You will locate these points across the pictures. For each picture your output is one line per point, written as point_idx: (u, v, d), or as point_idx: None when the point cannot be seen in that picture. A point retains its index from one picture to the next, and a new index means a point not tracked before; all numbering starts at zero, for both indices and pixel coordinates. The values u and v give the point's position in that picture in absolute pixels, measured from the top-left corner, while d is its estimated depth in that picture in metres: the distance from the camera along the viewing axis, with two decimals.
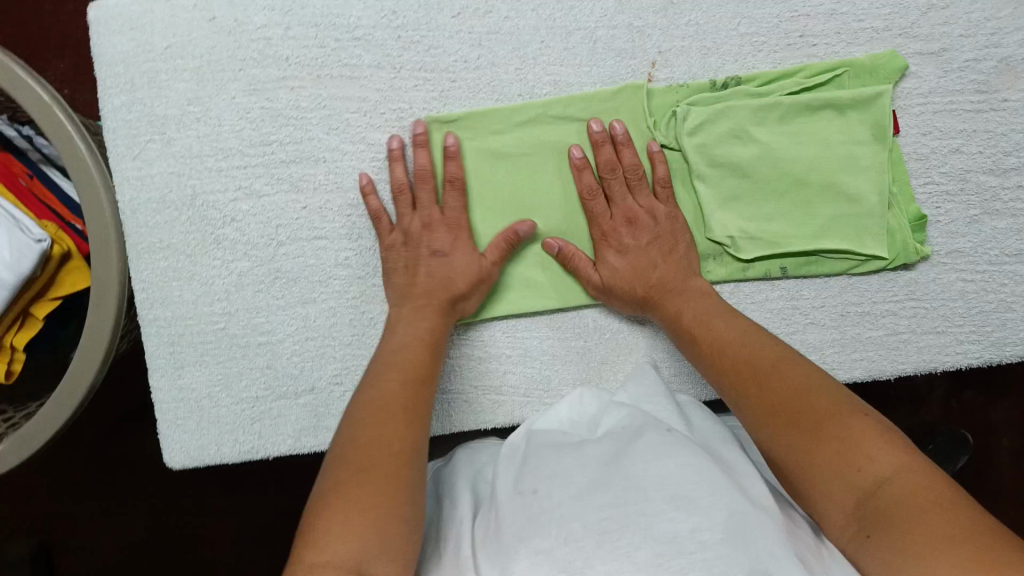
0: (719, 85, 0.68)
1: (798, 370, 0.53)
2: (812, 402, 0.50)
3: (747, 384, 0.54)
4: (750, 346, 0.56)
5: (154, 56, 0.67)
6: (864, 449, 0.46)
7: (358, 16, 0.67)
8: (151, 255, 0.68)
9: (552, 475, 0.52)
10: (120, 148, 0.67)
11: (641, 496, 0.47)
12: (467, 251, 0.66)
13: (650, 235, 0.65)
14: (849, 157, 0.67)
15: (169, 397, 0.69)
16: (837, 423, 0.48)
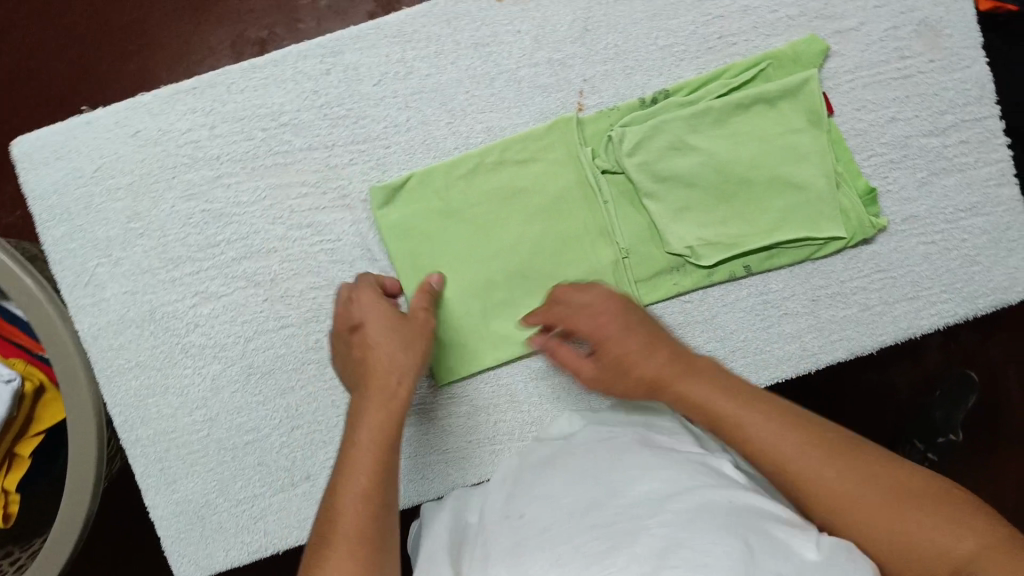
0: (649, 101, 0.67)
1: (843, 443, 0.50)
2: (882, 496, 0.48)
3: (806, 478, 0.49)
4: (800, 431, 0.51)
5: (85, 180, 0.66)
6: (953, 530, 0.45)
7: (281, 102, 0.66)
8: (123, 376, 0.68)
9: (537, 497, 0.53)
10: (69, 278, 0.67)
11: (627, 511, 0.48)
12: (409, 350, 0.59)
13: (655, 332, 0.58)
14: (789, 148, 0.67)
15: (167, 514, 0.68)
16: (907, 515, 0.47)
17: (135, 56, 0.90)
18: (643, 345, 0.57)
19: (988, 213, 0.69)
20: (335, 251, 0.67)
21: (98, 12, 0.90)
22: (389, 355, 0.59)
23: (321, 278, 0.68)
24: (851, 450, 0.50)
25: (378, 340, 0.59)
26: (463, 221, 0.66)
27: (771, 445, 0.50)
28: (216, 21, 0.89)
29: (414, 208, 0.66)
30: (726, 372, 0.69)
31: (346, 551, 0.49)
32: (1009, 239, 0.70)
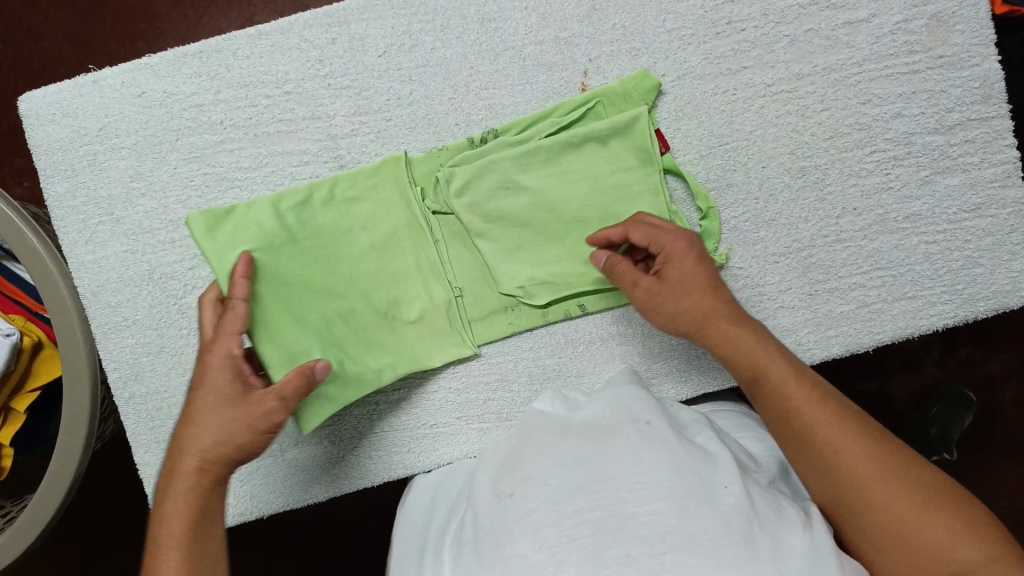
0: (478, 141, 0.67)
1: (865, 435, 0.51)
2: (900, 485, 0.49)
3: (832, 447, 0.51)
4: (827, 406, 0.52)
5: (91, 138, 0.67)
6: (962, 541, 0.46)
7: (286, 70, 0.67)
8: (120, 334, 0.69)
9: (527, 478, 0.52)
10: (71, 234, 0.68)
11: (616, 500, 0.47)
12: (217, 415, 0.54)
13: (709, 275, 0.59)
14: (620, 186, 0.66)
15: (156, 472, 0.69)
16: (928, 515, 0.47)
17: (142, 37, 0.90)
18: (691, 280, 0.58)
19: (993, 215, 0.68)
20: None
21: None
22: (203, 436, 0.54)
23: None
24: (875, 443, 0.51)
25: (217, 415, 0.54)
26: (357, 244, 0.65)
27: (801, 412, 0.52)
28: (226, 5, 0.90)
29: (237, 241, 0.61)
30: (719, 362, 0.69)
31: (173, 562, 0.50)
32: (1014, 242, 0.68)
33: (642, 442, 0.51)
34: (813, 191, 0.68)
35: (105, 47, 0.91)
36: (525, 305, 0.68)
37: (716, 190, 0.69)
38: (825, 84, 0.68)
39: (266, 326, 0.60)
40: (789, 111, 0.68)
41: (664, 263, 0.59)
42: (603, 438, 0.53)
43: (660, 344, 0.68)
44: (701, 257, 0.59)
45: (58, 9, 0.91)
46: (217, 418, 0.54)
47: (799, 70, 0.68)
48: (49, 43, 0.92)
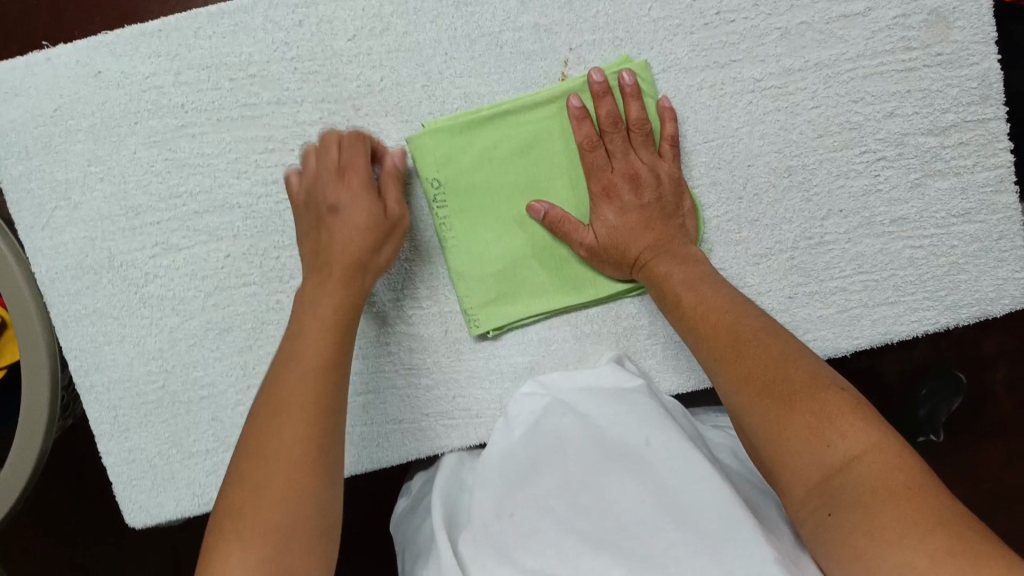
0: (489, 117, 0.64)
1: (774, 345, 0.52)
2: (808, 392, 0.49)
3: (740, 349, 0.53)
4: (732, 306, 0.56)
5: (45, 120, 0.64)
6: (835, 427, 0.47)
7: (250, 52, 0.63)
8: (79, 322, 0.67)
9: (529, 500, 0.54)
10: (27, 219, 0.65)
11: (626, 534, 0.50)
12: (367, 202, 0.60)
13: (651, 195, 0.63)
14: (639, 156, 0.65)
15: (120, 460, 0.68)
16: (796, 412, 0.49)
17: None
18: (625, 170, 0.63)
19: (982, 220, 0.66)
20: None
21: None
22: (345, 235, 0.59)
23: (285, 238, 0.66)
24: (793, 349, 0.52)
25: (346, 205, 0.59)
26: (459, 175, 0.64)
27: (706, 305, 0.57)
28: None
29: (464, 153, 0.64)
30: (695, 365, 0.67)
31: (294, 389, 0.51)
32: (1001, 249, 0.67)
33: (640, 467, 0.54)
34: (798, 191, 0.66)
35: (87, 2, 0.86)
36: (564, 286, 0.66)
37: (700, 188, 0.66)
38: (817, 80, 0.65)
39: (491, 245, 0.65)
40: (778, 107, 0.65)
41: (609, 153, 0.63)
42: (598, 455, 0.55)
43: (634, 345, 0.67)
44: (639, 181, 0.63)
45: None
46: (352, 208, 0.59)
47: (791, 65, 0.65)
48: None
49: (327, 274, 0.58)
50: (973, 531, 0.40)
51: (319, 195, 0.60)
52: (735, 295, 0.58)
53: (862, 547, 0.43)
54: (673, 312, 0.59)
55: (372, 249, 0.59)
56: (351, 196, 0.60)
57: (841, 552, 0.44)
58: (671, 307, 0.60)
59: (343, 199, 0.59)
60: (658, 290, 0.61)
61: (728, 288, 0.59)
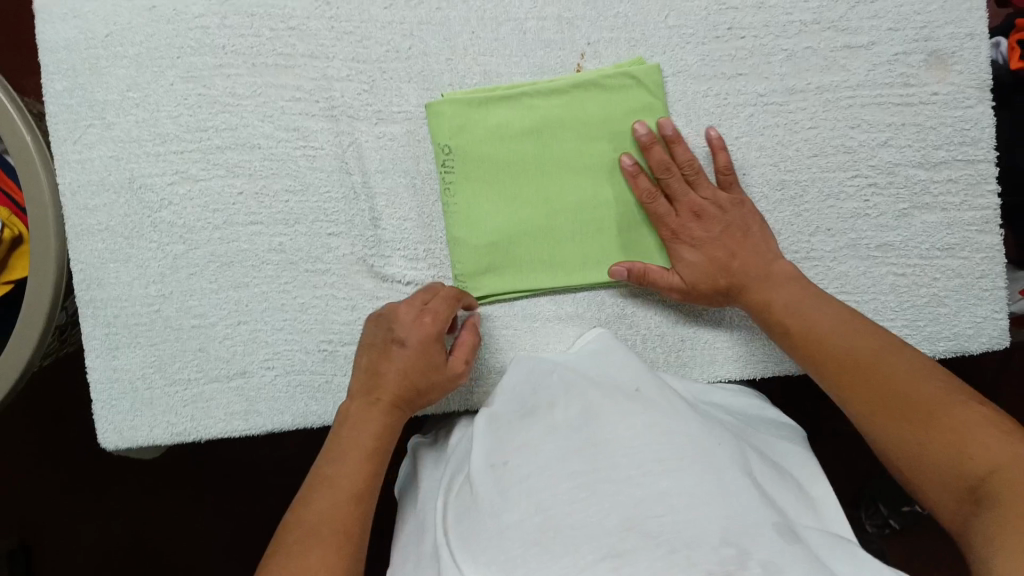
0: (505, 95, 0.67)
1: (897, 365, 0.55)
2: (946, 409, 0.50)
3: (876, 372, 0.55)
4: (847, 327, 0.59)
5: (95, 43, 0.69)
6: (976, 441, 0.48)
7: (294, 7, 0.68)
8: (90, 237, 0.70)
9: (521, 445, 0.54)
10: (61, 132, 0.69)
11: (609, 463, 0.49)
12: (432, 361, 0.62)
13: (719, 227, 0.66)
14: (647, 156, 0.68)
15: (103, 377, 0.70)
16: (936, 433, 0.50)
17: None
18: (706, 195, 0.66)
19: (965, 257, 0.69)
20: (315, 158, 0.69)
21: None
22: (397, 376, 0.61)
23: (297, 184, 0.69)
24: (923, 366, 0.54)
25: (404, 348, 0.62)
26: (471, 146, 0.67)
27: (824, 335, 0.59)
28: None
29: (477, 125, 0.67)
30: (670, 361, 0.69)
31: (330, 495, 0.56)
32: (982, 288, 0.68)
33: (633, 409, 0.53)
34: (789, 205, 0.69)
35: None
36: (557, 265, 0.68)
37: None
38: (817, 102, 0.68)
39: (493, 215, 0.68)
40: (778, 123, 0.68)
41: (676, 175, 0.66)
42: (593, 400, 0.55)
43: (617, 332, 0.69)
44: (705, 205, 0.65)
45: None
46: (411, 364, 0.62)
47: (794, 85, 0.68)
48: None
49: (382, 408, 0.61)
50: None
51: (383, 359, 0.62)
52: (859, 319, 0.59)
53: (998, 541, 0.43)
54: (788, 343, 0.62)
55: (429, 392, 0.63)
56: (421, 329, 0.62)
57: (981, 542, 0.44)
58: (786, 338, 0.62)
59: (404, 348, 0.62)
60: (766, 320, 0.63)
61: (840, 311, 0.60)
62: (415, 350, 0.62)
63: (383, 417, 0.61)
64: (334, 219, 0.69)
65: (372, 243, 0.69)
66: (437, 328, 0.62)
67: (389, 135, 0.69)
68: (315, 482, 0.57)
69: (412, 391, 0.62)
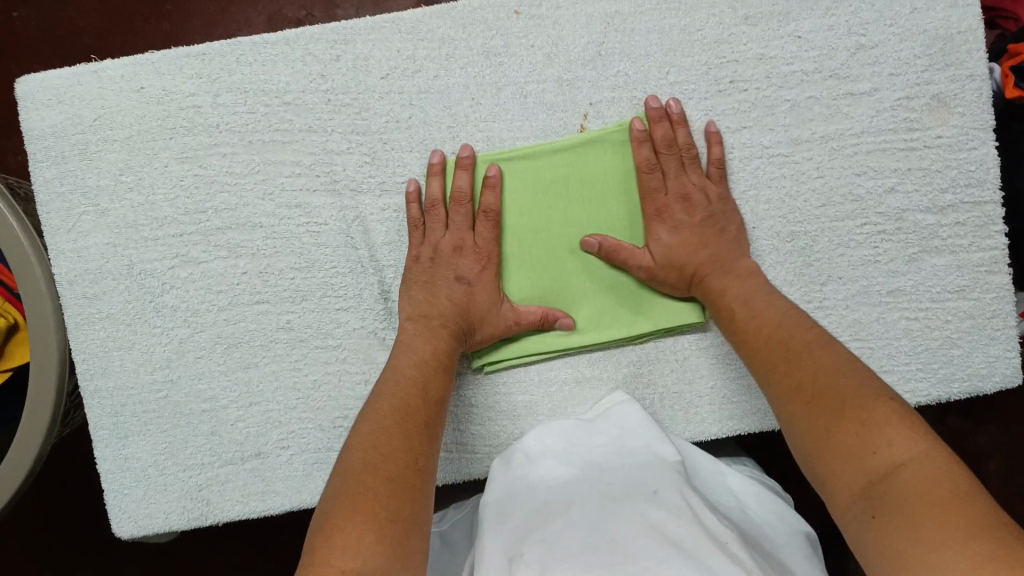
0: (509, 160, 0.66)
1: (829, 354, 0.53)
2: (867, 396, 0.48)
3: (800, 360, 0.54)
4: (788, 315, 0.58)
5: (84, 127, 0.67)
6: (882, 435, 0.46)
7: (288, 81, 0.67)
8: (92, 326, 0.68)
9: (540, 539, 0.51)
10: (54, 221, 0.67)
11: (639, 556, 0.46)
12: (489, 286, 0.65)
13: (702, 214, 0.65)
14: None
15: (115, 468, 0.69)
16: (848, 420, 0.48)
17: (172, 16, 0.89)
18: (684, 189, 0.65)
19: (976, 298, 0.69)
20: (319, 233, 0.68)
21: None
22: (451, 295, 0.65)
23: (302, 260, 0.68)
24: (846, 357, 0.52)
25: (466, 275, 0.65)
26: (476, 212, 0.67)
27: (769, 322, 0.58)
28: None
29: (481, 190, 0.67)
30: (691, 417, 0.68)
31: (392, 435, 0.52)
32: (994, 327, 0.69)
33: (649, 509, 0.51)
34: (800, 256, 0.68)
35: (132, 24, 0.89)
36: (568, 327, 0.68)
37: None
38: (822, 152, 0.68)
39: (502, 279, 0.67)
40: (784, 175, 0.68)
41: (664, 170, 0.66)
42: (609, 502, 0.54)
43: (634, 392, 0.68)
44: (690, 201, 0.65)
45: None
46: (477, 287, 0.65)
47: (798, 135, 0.68)
48: (79, 14, 0.90)
49: (442, 327, 0.63)
50: (1012, 534, 0.37)
51: (442, 261, 0.65)
52: (805, 317, 0.58)
53: (903, 553, 0.40)
54: (732, 330, 0.60)
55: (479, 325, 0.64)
56: (477, 250, 0.66)
57: (881, 550, 0.41)
58: (730, 324, 0.61)
59: (468, 272, 0.65)
60: (716, 307, 0.62)
61: (786, 305, 0.59)
62: (454, 230, 0.66)
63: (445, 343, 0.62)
64: (342, 294, 0.68)
65: (383, 316, 0.68)
66: (492, 252, 0.66)
67: (394, 207, 0.68)
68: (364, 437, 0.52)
69: (462, 318, 0.64)
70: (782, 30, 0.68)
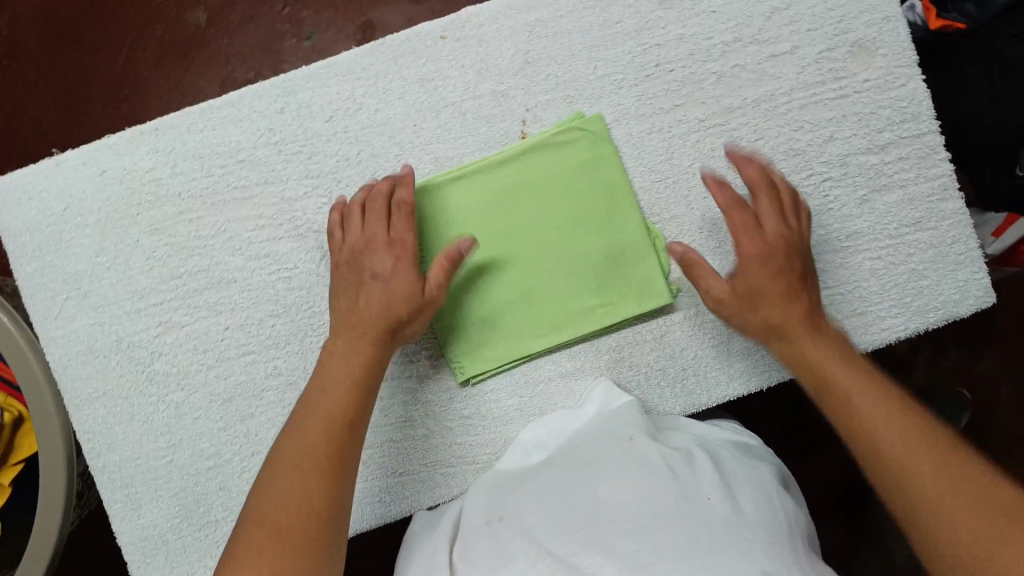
0: (460, 177, 0.69)
1: (896, 406, 0.54)
2: (957, 459, 0.50)
3: (846, 397, 0.56)
4: (859, 374, 0.58)
5: (55, 218, 0.70)
6: (998, 496, 0.47)
7: (238, 141, 0.70)
8: (91, 405, 0.70)
9: (515, 504, 0.58)
10: (41, 311, 0.70)
11: (606, 521, 0.51)
12: (408, 277, 0.63)
13: (777, 253, 0.63)
14: (607, 202, 0.69)
15: (133, 538, 0.70)
16: (937, 467, 0.50)
17: (126, 102, 0.98)
18: (780, 245, 0.63)
19: (934, 227, 0.70)
20: (291, 278, 0.70)
21: (94, 60, 0.98)
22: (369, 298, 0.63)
23: (279, 307, 0.70)
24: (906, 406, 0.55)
25: (381, 273, 0.63)
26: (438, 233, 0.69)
27: (832, 381, 0.58)
28: (203, 67, 0.98)
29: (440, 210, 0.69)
30: (677, 390, 0.70)
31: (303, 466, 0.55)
32: (957, 252, 0.70)
33: (625, 466, 0.56)
34: None
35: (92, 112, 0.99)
36: (542, 326, 0.69)
37: (661, 222, 0.70)
38: (756, 115, 0.70)
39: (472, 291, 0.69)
40: (724, 143, 0.70)
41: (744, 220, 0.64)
42: (591, 460, 0.59)
43: (619, 376, 0.70)
44: (773, 246, 0.63)
45: (42, 79, 0.99)
46: (394, 281, 0.63)
47: (730, 104, 0.70)
48: (37, 112, 0.99)
49: (364, 335, 0.62)
50: None
51: (358, 263, 0.64)
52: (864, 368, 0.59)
53: None
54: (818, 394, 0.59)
55: (411, 316, 0.63)
56: (392, 246, 0.64)
57: None
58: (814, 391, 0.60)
59: (382, 269, 0.63)
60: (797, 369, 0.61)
61: (847, 356, 0.60)
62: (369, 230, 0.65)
63: (368, 353, 0.62)
64: (322, 332, 0.70)
65: None
66: (408, 249, 0.64)
67: None
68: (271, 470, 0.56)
69: (384, 317, 0.62)
70: (697, 7, 0.70)
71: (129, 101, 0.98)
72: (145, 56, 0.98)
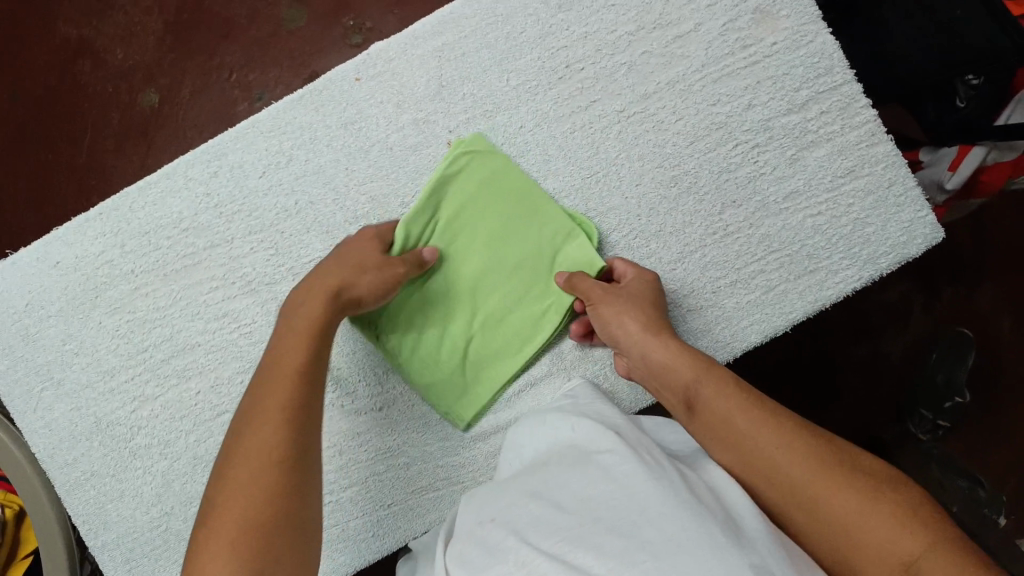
0: None
1: (754, 410, 0.54)
2: (832, 469, 0.50)
3: (722, 422, 0.55)
4: (714, 379, 0.57)
5: (19, 315, 0.72)
6: (881, 513, 0.47)
7: (180, 210, 0.72)
8: (81, 488, 0.72)
9: (505, 506, 0.55)
10: (20, 406, 0.73)
11: (594, 516, 0.50)
12: (367, 245, 0.65)
13: (638, 313, 0.64)
14: (524, 211, 0.70)
15: None
16: (826, 490, 0.49)
17: (95, 192, 1.00)
18: (637, 299, 0.65)
19: (868, 174, 0.71)
20: (252, 332, 0.72)
21: (55, 158, 1.00)
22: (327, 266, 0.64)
23: (245, 362, 0.72)
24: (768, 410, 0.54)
25: (346, 244, 0.66)
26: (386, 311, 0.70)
27: (694, 395, 0.58)
28: (164, 143, 1.00)
29: None
30: None
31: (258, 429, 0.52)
32: (897, 195, 0.70)
33: (611, 462, 0.55)
34: (689, 196, 0.71)
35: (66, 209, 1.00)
36: (517, 349, 0.71)
37: (599, 215, 0.71)
38: (672, 96, 0.71)
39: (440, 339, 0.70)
40: (647, 129, 0.71)
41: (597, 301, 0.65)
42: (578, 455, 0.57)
43: (585, 373, 0.71)
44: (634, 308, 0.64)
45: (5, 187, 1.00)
46: (353, 250, 0.65)
47: (645, 90, 0.71)
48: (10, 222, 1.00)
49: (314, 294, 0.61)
50: None
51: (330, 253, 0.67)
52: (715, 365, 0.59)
53: None
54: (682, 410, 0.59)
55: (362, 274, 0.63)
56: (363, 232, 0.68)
57: None
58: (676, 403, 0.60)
59: (346, 243, 0.66)
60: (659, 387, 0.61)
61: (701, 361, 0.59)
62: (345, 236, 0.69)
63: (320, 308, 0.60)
64: None
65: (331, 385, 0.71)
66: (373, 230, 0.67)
67: None
68: (229, 443, 0.53)
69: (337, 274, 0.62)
70: (595, 4, 0.72)
71: (99, 192, 1.00)
72: (106, 144, 1.00)
